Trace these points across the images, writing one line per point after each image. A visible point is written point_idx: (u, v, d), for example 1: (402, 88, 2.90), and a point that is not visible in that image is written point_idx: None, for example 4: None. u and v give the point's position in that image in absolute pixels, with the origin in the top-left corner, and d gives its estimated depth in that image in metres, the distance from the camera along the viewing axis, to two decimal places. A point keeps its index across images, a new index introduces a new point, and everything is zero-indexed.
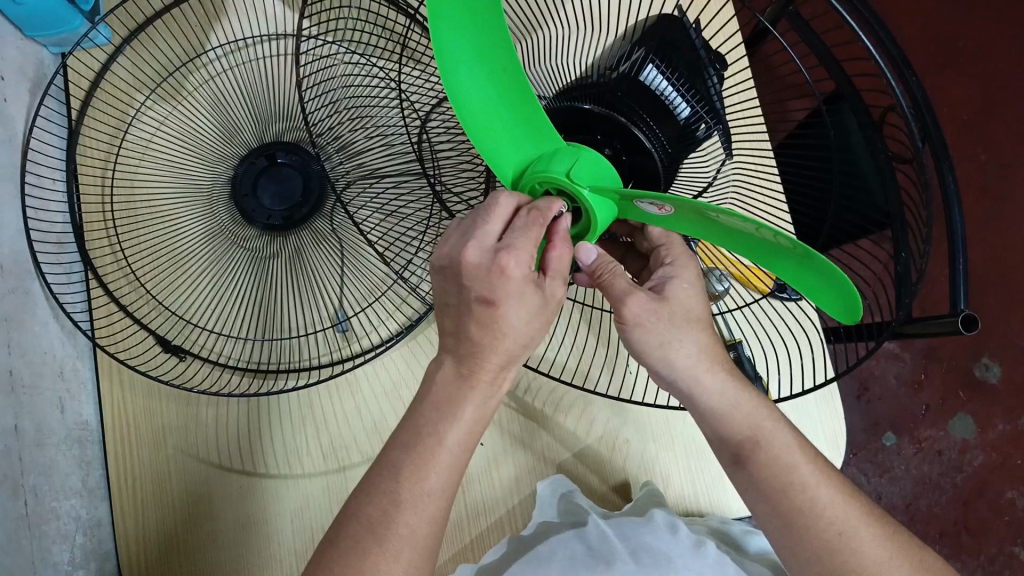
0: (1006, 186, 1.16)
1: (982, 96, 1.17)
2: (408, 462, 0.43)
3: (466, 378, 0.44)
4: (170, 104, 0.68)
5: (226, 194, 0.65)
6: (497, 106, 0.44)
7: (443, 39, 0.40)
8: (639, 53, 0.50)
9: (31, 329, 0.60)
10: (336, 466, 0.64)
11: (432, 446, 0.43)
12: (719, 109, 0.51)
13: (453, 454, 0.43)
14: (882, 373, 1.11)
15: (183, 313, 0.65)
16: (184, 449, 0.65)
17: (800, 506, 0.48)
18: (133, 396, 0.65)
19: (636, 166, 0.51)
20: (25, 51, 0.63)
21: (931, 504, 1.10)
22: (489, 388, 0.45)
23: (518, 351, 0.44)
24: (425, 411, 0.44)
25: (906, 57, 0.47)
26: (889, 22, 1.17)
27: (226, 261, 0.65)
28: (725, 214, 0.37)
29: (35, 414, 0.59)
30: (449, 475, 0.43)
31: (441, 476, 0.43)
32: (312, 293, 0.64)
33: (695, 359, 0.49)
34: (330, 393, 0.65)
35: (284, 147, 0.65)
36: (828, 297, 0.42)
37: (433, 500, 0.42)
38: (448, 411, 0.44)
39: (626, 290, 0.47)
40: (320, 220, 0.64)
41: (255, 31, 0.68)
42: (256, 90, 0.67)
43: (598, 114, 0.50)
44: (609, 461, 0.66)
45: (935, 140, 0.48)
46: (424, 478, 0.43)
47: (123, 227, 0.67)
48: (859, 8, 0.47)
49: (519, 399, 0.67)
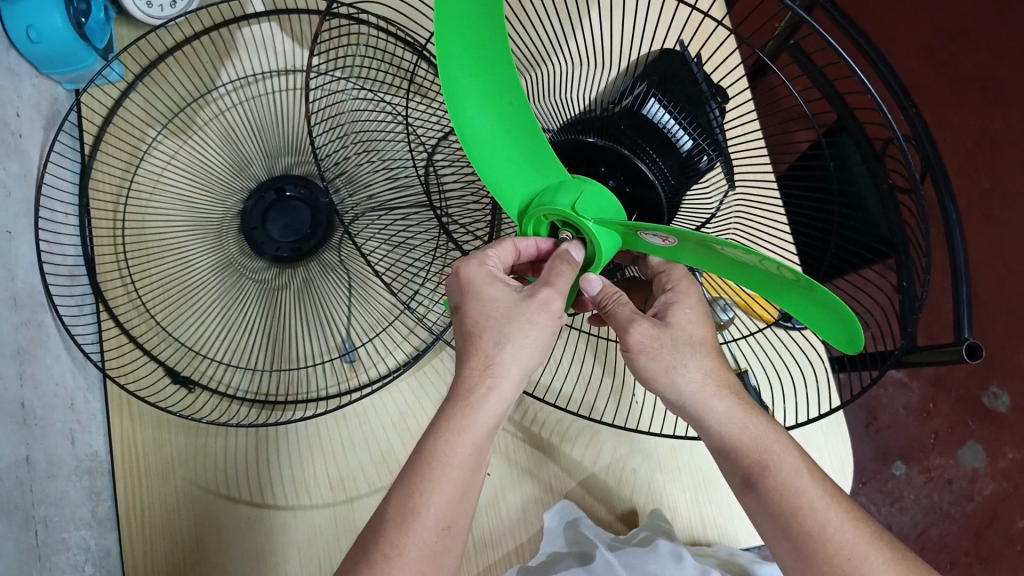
0: (1009, 214, 1.16)
1: (984, 125, 1.18)
2: (404, 488, 0.44)
3: (464, 409, 0.45)
4: (181, 138, 0.70)
5: (236, 226, 0.67)
6: (502, 139, 0.45)
7: (449, 74, 0.42)
8: (641, 87, 0.51)
9: (43, 361, 0.60)
10: (343, 497, 0.64)
11: (429, 468, 0.44)
12: (721, 140, 0.51)
13: (450, 484, 0.44)
14: (890, 402, 1.11)
15: (192, 345, 0.65)
16: (193, 480, 0.65)
17: (810, 532, 0.47)
18: (142, 427, 0.65)
19: (639, 199, 0.51)
20: (41, 89, 0.64)
21: (942, 534, 1.08)
22: (488, 427, 0.45)
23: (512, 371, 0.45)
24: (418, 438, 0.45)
25: (906, 89, 0.50)
26: (889, 54, 1.18)
27: (236, 292, 0.65)
28: (728, 247, 0.38)
29: (46, 446, 0.59)
30: (446, 502, 0.44)
31: (439, 503, 0.44)
32: (320, 324, 0.65)
33: (700, 384, 0.48)
34: (337, 425, 0.66)
35: (293, 179, 0.68)
36: (833, 328, 0.42)
37: (429, 530, 0.43)
38: (446, 447, 0.44)
39: (631, 318, 0.48)
40: (328, 252, 0.66)
41: (265, 67, 0.70)
42: (266, 125, 0.69)
43: (602, 146, 0.50)
44: (616, 491, 0.66)
45: (936, 167, 0.51)
46: (419, 506, 0.43)
47: (133, 258, 0.67)
48: (860, 43, 0.49)
49: (526, 428, 0.67)
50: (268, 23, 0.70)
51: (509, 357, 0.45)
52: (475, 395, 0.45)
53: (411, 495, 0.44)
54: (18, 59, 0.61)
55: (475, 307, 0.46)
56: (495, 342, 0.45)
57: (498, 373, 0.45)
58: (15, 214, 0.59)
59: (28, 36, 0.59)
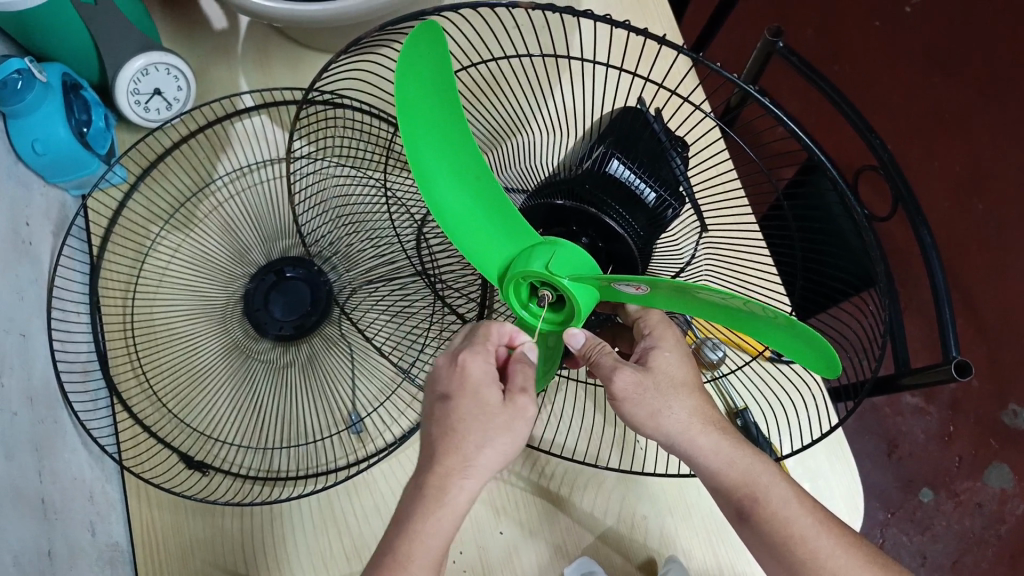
0: (1006, 234, 1.21)
1: (970, 150, 1.25)
2: (399, 549, 0.45)
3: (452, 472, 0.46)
4: (184, 231, 0.74)
5: (240, 310, 0.70)
6: (472, 210, 0.47)
7: (415, 150, 0.45)
8: (600, 149, 0.54)
9: (61, 456, 0.62)
10: (360, 565, 0.66)
11: (414, 525, 0.46)
12: (682, 191, 0.55)
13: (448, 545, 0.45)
14: (910, 430, 1.13)
15: (203, 428, 0.67)
16: (212, 562, 0.66)
17: (803, 560, 0.50)
18: (161, 513, 0.67)
19: (613, 253, 0.54)
20: (49, 196, 0.68)
21: (977, 560, 1.09)
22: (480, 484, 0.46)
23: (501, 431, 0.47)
24: (414, 501, 0.46)
25: (870, 125, 0.56)
26: (867, 93, 1.26)
27: (243, 374, 0.68)
28: (705, 290, 0.39)
29: (67, 538, 0.60)
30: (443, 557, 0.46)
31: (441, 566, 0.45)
32: (325, 397, 0.68)
33: (685, 423, 0.50)
34: (350, 495, 0.68)
35: (291, 262, 0.71)
36: (810, 358, 0.42)
37: None
38: (442, 507, 0.46)
39: (614, 367, 0.49)
40: (329, 326, 0.69)
41: (258, 158, 0.75)
42: (262, 212, 0.73)
43: (571, 208, 0.54)
44: (630, 539, 0.66)
45: (908, 200, 0.58)
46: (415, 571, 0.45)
47: (143, 348, 0.70)
48: (825, 90, 0.57)
49: (535, 482, 0.68)
50: (259, 116, 0.75)
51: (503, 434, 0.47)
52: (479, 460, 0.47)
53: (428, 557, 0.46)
54: (26, 171, 0.65)
55: (471, 384, 0.47)
56: (490, 418, 0.47)
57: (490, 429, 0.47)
58: (30, 316, 0.62)
59: (34, 148, 0.63)
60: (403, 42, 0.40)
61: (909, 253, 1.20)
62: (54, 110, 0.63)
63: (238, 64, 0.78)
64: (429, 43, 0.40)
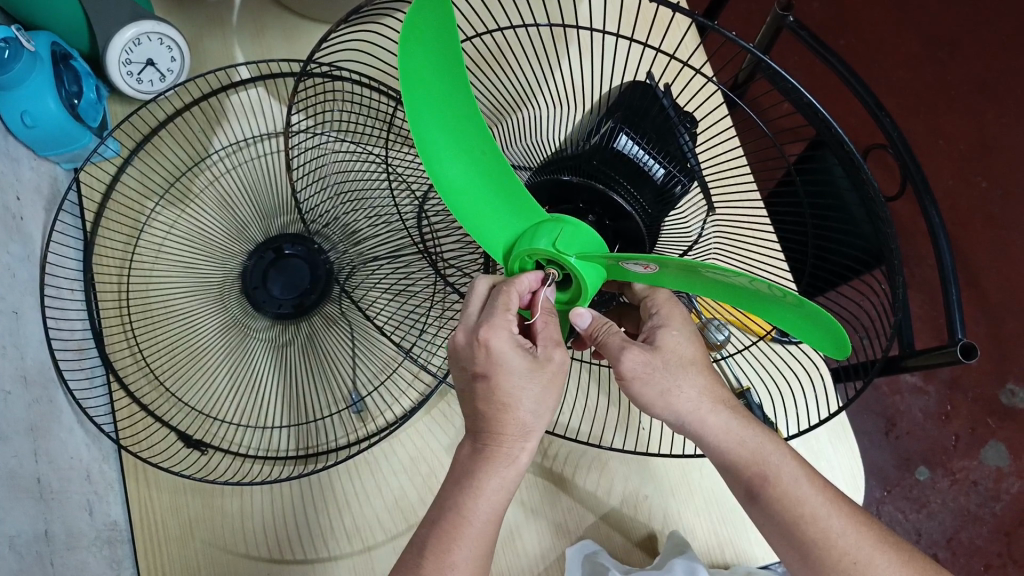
0: (1008, 213, 1.21)
1: (976, 127, 1.24)
2: None
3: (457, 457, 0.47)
4: (179, 207, 0.72)
5: (236, 287, 0.69)
6: (477, 187, 0.46)
7: (420, 127, 0.43)
8: (608, 124, 0.53)
9: (57, 436, 0.61)
10: (361, 546, 0.65)
11: None
12: (692, 167, 0.53)
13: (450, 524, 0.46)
14: (908, 408, 1.14)
15: (202, 407, 0.66)
16: (212, 541, 0.65)
17: (814, 539, 0.49)
18: (159, 493, 0.66)
19: (620, 230, 0.53)
20: (40, 170, 0.66)
21: (973, 537, 1.10)
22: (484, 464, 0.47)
23: (505, 415, 0.47)
24: None
25: (879, 102, 0.55)
26: (874, 68, 1.24)
27: (242, 352, 0.67)
28: (712, 270, 0.38)
29: (65, 519, 0.59)
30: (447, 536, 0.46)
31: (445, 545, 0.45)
32: (326, 376, 0.67)
33: (695, 403, 0.49)
34: (350, 474, 0.67)
35: (290, 239, 0.69)
36: (819, 337, 0.41)
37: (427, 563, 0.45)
38: None
39: (621, 346, 0.48)
40: (329, 305, 0.67)
41: (254, 132, 0.74)
42: (259, 189, 0.72)
43: (578, 184, 0.53)
44: (632, 518, 0.66)
45: (915, 177, 0.57)
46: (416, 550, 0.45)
47: (140, 326, 0.69)
48: (832, 63, 0.55)
49: (538, 462, 0.67)
50: (256, 90, 0.74)
51: (511, 424, 0.47)
52: (493, 448, 0.47)
53: (434, 540, 0.46)
54: (16, 144, 0.63)
55: (478, 358, 0.47)
56: (494, 403, 0.47)
57: (500, 412, 0.47)
58: (22, 293, 0.61)
59: (23, 121, 0.61)
60: (406, 13, 0.38)
61: (913, 232, 1.20)
62: (43, 82, 0.61)
63: (233, 36, 0.76)
64: (434, 13, 0.38)
